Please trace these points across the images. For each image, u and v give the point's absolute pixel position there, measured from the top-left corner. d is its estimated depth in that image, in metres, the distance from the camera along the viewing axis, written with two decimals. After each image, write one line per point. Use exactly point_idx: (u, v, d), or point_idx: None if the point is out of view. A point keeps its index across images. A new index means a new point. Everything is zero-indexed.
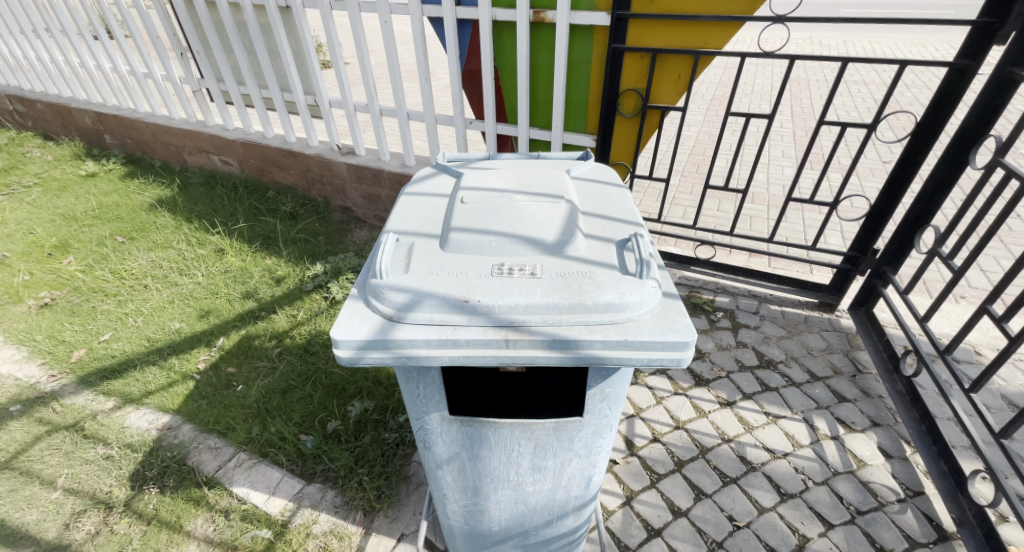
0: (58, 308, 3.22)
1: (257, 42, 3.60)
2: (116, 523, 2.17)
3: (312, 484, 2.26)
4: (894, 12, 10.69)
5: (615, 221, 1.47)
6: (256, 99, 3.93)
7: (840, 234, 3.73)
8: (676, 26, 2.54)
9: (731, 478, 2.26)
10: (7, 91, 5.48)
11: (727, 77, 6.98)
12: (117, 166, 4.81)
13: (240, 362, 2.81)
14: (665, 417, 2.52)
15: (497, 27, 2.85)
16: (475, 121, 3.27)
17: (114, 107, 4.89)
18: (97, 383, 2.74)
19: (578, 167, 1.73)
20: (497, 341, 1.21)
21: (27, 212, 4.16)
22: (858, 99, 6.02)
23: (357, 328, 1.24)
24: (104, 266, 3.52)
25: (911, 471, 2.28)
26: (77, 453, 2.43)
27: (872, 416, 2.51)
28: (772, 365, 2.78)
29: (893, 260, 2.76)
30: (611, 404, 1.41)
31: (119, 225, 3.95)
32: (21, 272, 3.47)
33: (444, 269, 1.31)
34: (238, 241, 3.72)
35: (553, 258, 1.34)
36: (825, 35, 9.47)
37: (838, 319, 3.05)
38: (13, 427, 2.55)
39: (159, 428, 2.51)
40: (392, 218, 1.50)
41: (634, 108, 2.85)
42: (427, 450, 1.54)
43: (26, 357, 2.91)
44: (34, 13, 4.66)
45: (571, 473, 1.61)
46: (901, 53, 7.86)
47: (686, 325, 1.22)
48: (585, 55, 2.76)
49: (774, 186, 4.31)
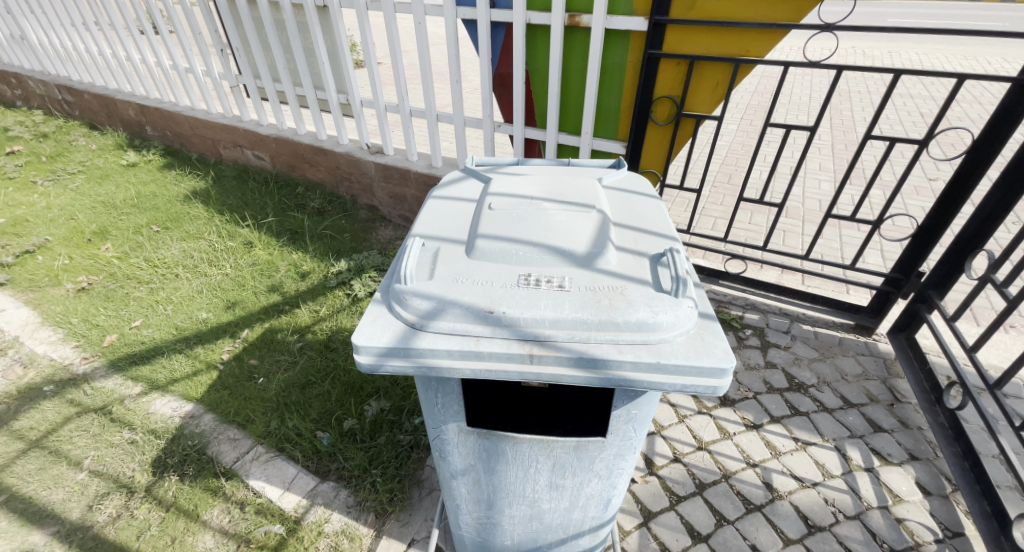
0: (94, 293, 3.31)
1: (294, 41, 3.65)
2: (136, 508, 2.20)
3: (326, 482, 2.25)
4: (945, 22, 10.26)
5: (649, 235, 1.42)
6: (290, 97, 3.99)
7: (879, 254, 3.57)
8: (717, 33, 2.45)
9: (756, 505, 2.16)
10: (58, 82, 5.70)
11: (764, 86, 6.81)
12: (156, 157, 4.95)
13: (262, 354, 2.84)
14: (687, 436, 2.43)
15: (531, 30, 2.82)
16: (504, 124, 3.24)
17: (156, 99, 5.04)
18: (126, 368, 2.80)
19: (611, 176, 1.67)
20: (521, 355, 1.17)
21: (70, 198, 4.31)
22: (902, 114, 5.79)
23: (379, 335, 1.21)
24: (139, 254, 3.61)
25: (952, 511, 2.14)
26: (104, 436, 2.48)
27: (910, 449, 2.37)
28: (803, 388, 2.66)
29: (941, 284, 2.61)
30: (636, 426, 1.36)
31: (155, 214, 4.05)
32: (61, 256, 3.59)
33: (469, 277, 1.27)
34: (267, 236, 3.76)
35: (583, 270, 1.29)
36: (868, 45, 9.16)
37: (876, 343, 2.90)
38: (46, 406, 2.61)
39: (182, 416, 2.54)
40: (419, 222, 1.47)
41: (668, 115, 2.77)
42: (443, 460, 1.50)
43: (61, 339, 2.98)
44: (85, 8, 4.83)
45: (590, 494, 1.56)
46: (950, 66, 7.54)
47: (724, 350, 1.16)
48: (619, 60, 2.70)
49: (810, 200, 4.17)
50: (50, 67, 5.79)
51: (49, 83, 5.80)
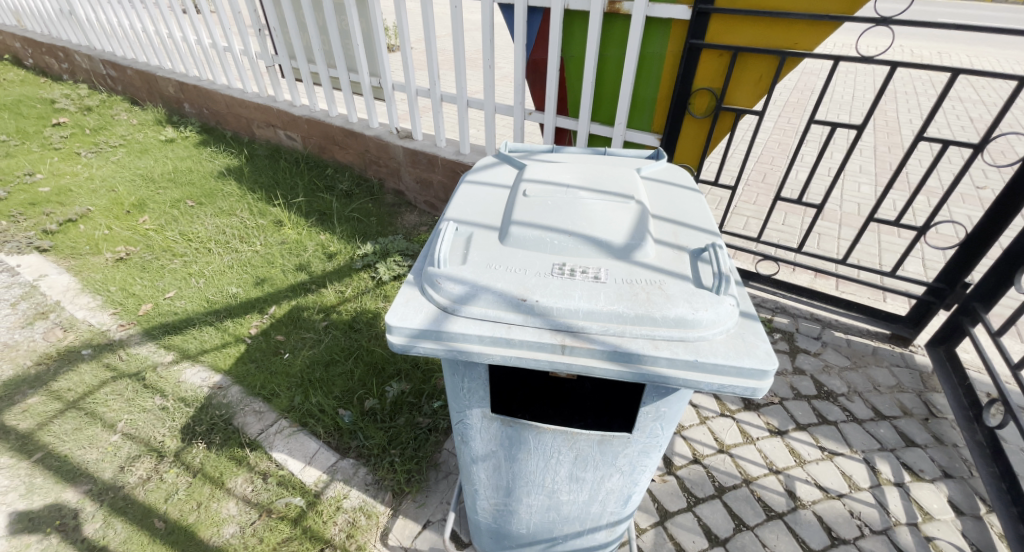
0: (131, 263, 3.42)
1: (330, 23, 3.66)
2: (165, 472, 2.27)
3: (346, 459, 2.29)
4: (1004, 22, 9.71)
5: (689, 229, 1.38)
6: (324, 78, 4.01)
7: (920, 262, 3.43)
8: (765, 24, 2.36)
9: (776, 513, 2.11)
10: (102, 56, 5.86)
11: (806, 83, 6.58)
12: (193, 134, 5.06)
13: (288, 331, 2.89)
14: (709, 438, 2.38)
15: (568, 16, 2.77)
16: (536, 112, 3.20)
17: (195, 77, 5.14)
18: (159, 337, 2.88)
19: (650, 167, 1.63)
20: (553, 345, 1.16)
21: (111, 171, 4.44)
22: (952, 117, 5.53)
23: (411, 316, 1.21)
24: (174, 227, 3.71)
25: (985, 532, 2.07)
26: (137, 401, 2.56)
27: (944, 466, 2.29)
28: (832, 397, 2.58)
29: (987, 297, 2.49)
30: (664, 424, 1.33)
31: (190, 190, 4.14)
32: (102, 226, 3.71)
33: (503, 264, 1.26)
34: (296, 215, 3.82)
35: (619, 262, 1.27)
36: (918, 44, 8.75)
37: (913, 354, 2.80)
38: (83, 369, 2.72)
39: (211, 386, 2.61)
40: (452, 206, 1.46)
41: (706, 108, 2.69)
42: (465, 444, 1.50)
43: (100, 306, 3.09)
44: None
45: (610, 488, 1.54)
46: (1006, 68, 7.15)
47: (765, 351, 1.13)
48: (658, 50, 2.63)
49: (848, 203, 4.03)
50: (95, 42, 5.95)
51: (93, 57, 5.96)
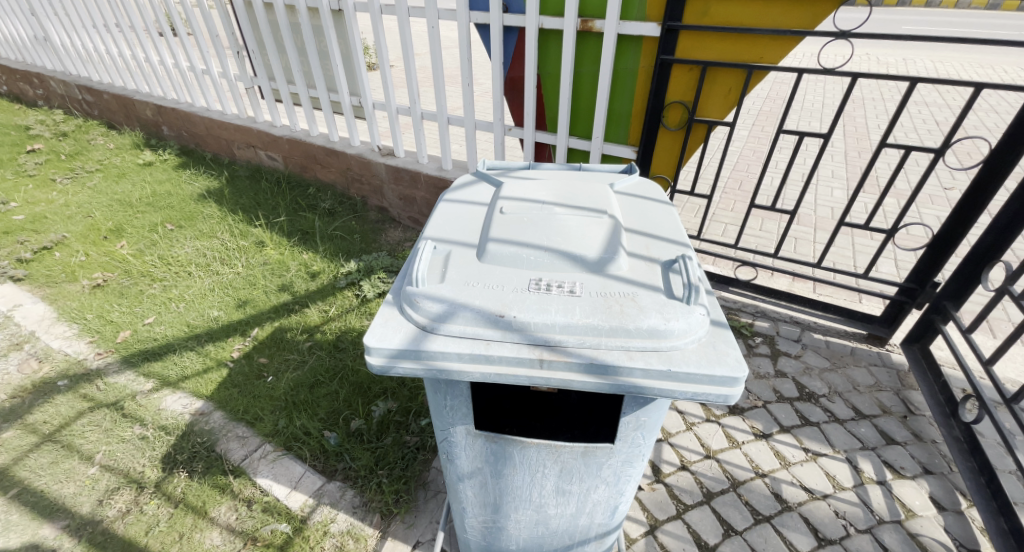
0: (109, 289, 3.36)
1: (309, 44, 3.69)
2: (145, 504, 2.22)
3: (333, 481, 2.26)
4: (962, 29, 10.14)
5: (661, 241, 1.41)
6: (304, 98, 4.03)
7: (893, 263, 3.53)
8: (731, 39, 2.44)
9: (764, 516, 2.13)
10: (77, 81, 5.81)
11: (777, 92, 6.79)
12: (172, 156, 5.01)
13: (271, 353, 2.86)
14: (696, 444, 2.40)
15: (543, 35, 2.83)
16: (515, 128, 3.24)
17: (173, 100, 5.12)
18: (138, 364, 2.83)
19: (623, 182, 1.67)
20: (532, 360, 1.17)
21: (88, 196, 4.38)
22: (917, 121, 5.74)
23: (390, 336, 1.21)
24: (153, 252, 3.66)
25: (966, 527, 2.11)
26: (115, 431, 2.51)
27: (924, 463, 2.33)
28: (814, 398, 2.63)
29: (956, 296, 2.58)
30: (645, 433, 1.35)
31: (169, 213, 4.10)
32: (78, 253, 3.65)
33: (480, 281, 1.28)
34: (278, 235, 3.80)
35: (594, 275, 1.30)
36: (882, 53, 9.09)
37: (889, 353, 2.87)
38: (59, 400, 2.65)
39: (193, 413, 2.57)
40: (430, 225, 1.47)
41: (679, 121, 2.76)
42: (450, 462, 1.50)
43: (76, 335, 3.03)
44: (105, 8, 4.91)
45: (597, 500, 1.55)
46: (967, 74, 7.46)
47: (736, 359, 1.16)
48: (631, 66, 2.70)
49: (822, 208, 4.13)
50: (71, 67, 5.90)
51: (69, 83, 5.90)
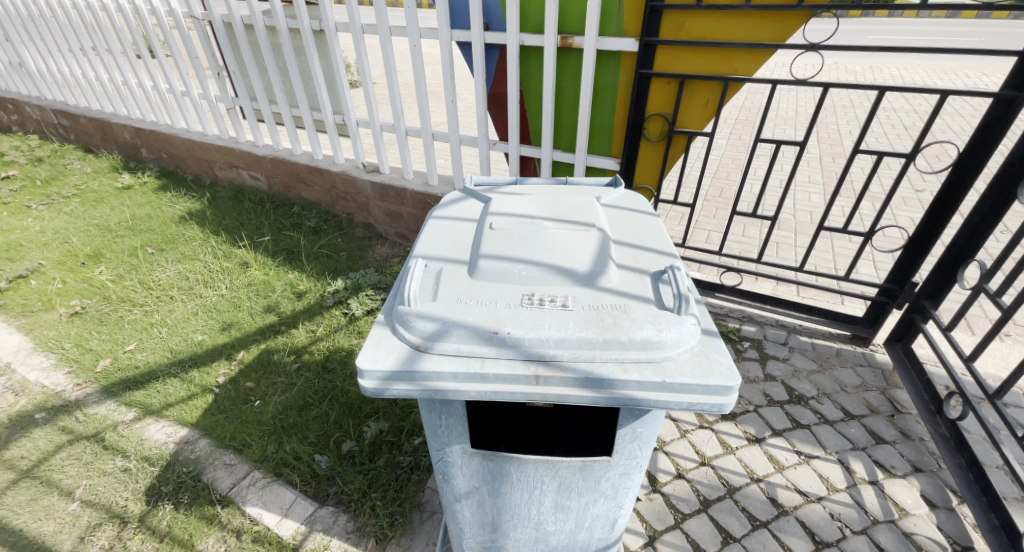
0: (87, 317, 3.28)
1: (290, 64, 3.69)
2: (128, 539, 2.14)
3: (325, 507, 2.21)
4: (923, 38, 10.58)
5: (649, 252, 1.43)
6: (286, 118, 4.01)
7: (872, 265, 3.61)
8: (707, 53, 2.50)
9: (761, 522, 2.13)
10: (53, 106, 5.71)
11: (753, 101, 6.97)
12: (152, 179, 4.94)
13: (258, 377, 2.80)
14: (691, 452, 2.41)
15: (524, 52, 2.86)
16: (499, 142, 3.26)
17: (152, 122, 5.06)
18: (120, 394, 2.75)
19: (609, 195, 1.69)
20: (527, 376, 1.17)
21: (64, 222, 4.29)
22: (887, 126, 5.93)
23: (383, 358, 1.20)
24: (133, 277, 3.59)
25: (958, 524, 2.13)
26: (96, 464, 2.43)
27: (913, 461, 2.36)
28: (803, 401, 2.66)
29: (934, 295, 2.64)
30: (642, 445, 1.35)
31: (150, 236, 4.03)
32: (55, 280, 3.56)
33: (473, 298, 1.28)
34: (263, 255, 3.75)
35: (585, 289, 1.30)
36: (850, 62, 9.43)
37: (873, 353, 2.92)
38: (37, 434, 2.56)
39: (177, 441, 2.50)
40: (420, 243, 1.47)
41: (660, 132, 2.81)
42: (446, 483, 1.49)
43: (54, 365, 2.94)
44: (81, 32, 4.86)
45: (596, 515, 1.54)
46: (932, 81, 7.75)
47: (729, 368, 1.17)
48: (611, 80, 2.75)
49: (802, 212, 4.22)
50: (46, 91, 5.82)
51: (44, 107, 5.81)
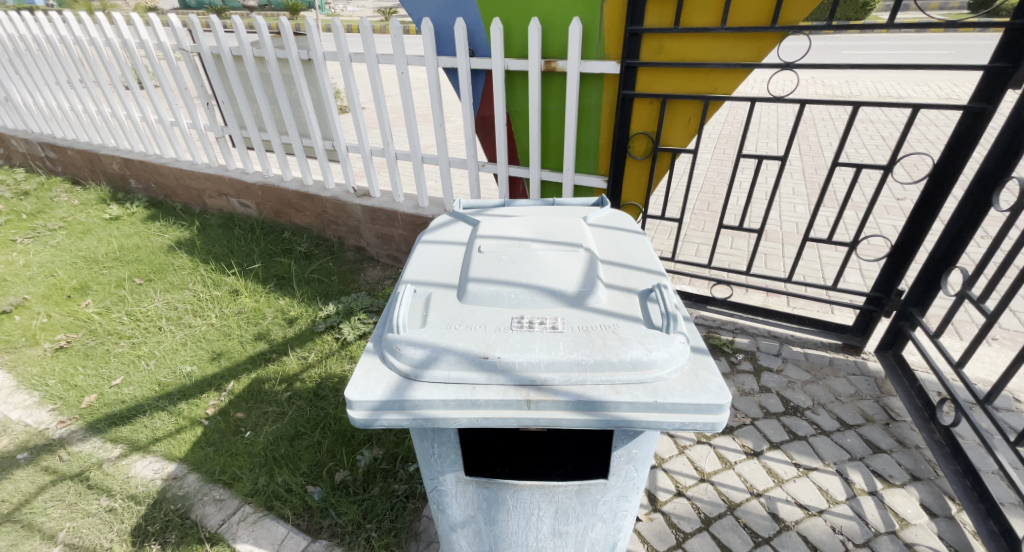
0: (72, 351, 3.21)
1: (280, 93, 3.72)
2: None
3: (318, 540, 2.15)
4: (896, 53, 10.96)
5: (636, 271, 1.43)
6: (276, 144, 4.03)
7: (859, 273, 3.66)
8: (687, 73, 2.55)
9: (764, 538, 2.10)
10: (40, 139, 5.70)
11: (735, 117, 7.14)
12: (140, 209, 4.90)
13: (249, 407, 2.75)
14: (689, 468, 2.38)
15: (509, 76, 2.91)
16: (487, 163, 3.28)
17: (141, 153, 5.06)
18: (106, 430, 2.69)
19: (596, 215, 1.70)
20: (519, 401, 1.16)
21: (50, 255, 4.24)
22: (866, 138, 6.08)
23: (373, 388, 1.18)
24: (120, 308, 3.54)
25: (959, 532, 2.11)
26: (81, 505, 2.35)
27: (911, 469, 2.35)
28: (799, 412, 2.65)
29: (921, 301, 2.67)
30: (637, 466, 1.34)
31: (137, 267, 3.98)
32: (39, 315, 3.50)
33: (462, 323, 1.27)
34: (253, 282, 3.71)
35: (574, 310, 1.30)
36: (827, 78, 9.74)
37: (865, 361, 2.93)
38: (18, 476, 2.49)
39: (165, 478, 2.44)
40: (409, 268, 1.47)
41: (645, 150, 2.85)
42: (442, 512, 1.46)
43: (37, 403, 2.87)
44: (70, 66, 4.89)
45: (595, 539, 1.51)
46: (906, 93, 8.00)
47: (719, 386, 1.17)
48: (595, 101, 2.81)
49: (788, 223, 4.28)
50: (33, 125, 5.80)
51: (31, 141, 5.79)
